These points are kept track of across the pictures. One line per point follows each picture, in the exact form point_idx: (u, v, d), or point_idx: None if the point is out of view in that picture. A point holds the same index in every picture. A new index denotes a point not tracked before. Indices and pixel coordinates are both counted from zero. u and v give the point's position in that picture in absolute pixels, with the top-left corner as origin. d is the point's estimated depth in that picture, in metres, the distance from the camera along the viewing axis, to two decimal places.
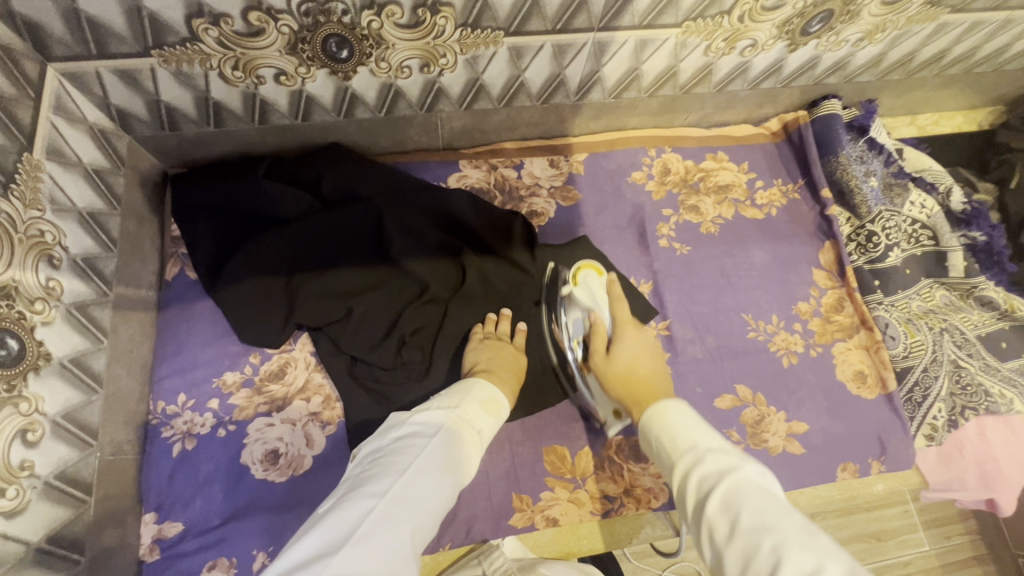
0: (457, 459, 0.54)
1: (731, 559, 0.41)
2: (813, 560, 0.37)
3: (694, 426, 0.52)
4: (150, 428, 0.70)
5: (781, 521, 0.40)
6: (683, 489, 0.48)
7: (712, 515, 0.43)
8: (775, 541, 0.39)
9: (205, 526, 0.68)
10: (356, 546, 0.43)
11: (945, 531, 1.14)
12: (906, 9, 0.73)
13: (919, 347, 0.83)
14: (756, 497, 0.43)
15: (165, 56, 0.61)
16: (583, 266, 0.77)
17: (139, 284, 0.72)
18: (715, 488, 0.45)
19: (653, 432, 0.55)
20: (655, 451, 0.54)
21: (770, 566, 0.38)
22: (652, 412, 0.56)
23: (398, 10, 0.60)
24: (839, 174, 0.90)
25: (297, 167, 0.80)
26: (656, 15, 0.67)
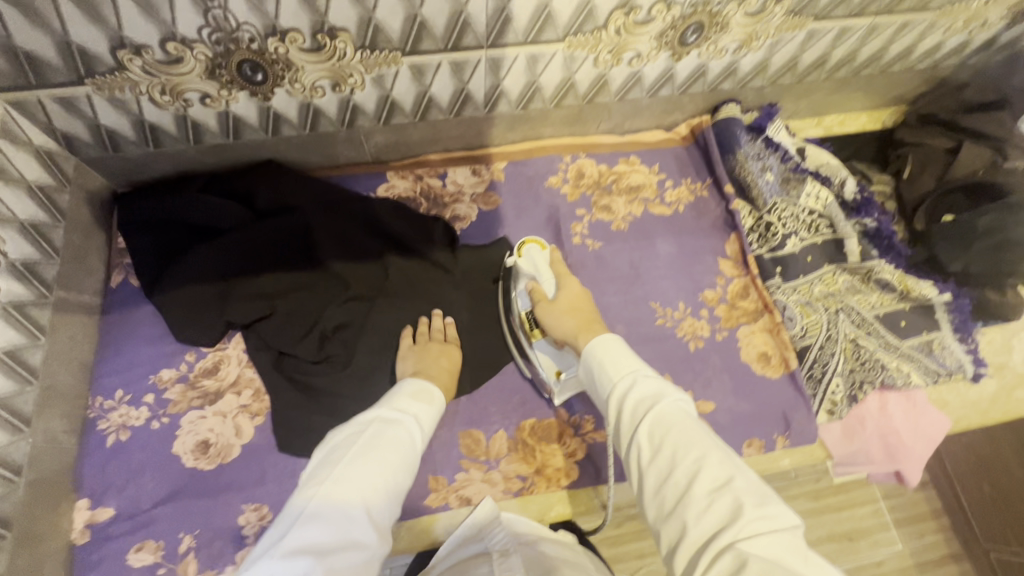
0: (397, 441, 0.58)
1: (651, 471, 0.51)
2: (725, 472, 0.48)
3: (628, 357, 0.61)
4: (87, 421, 0.76)
5: (702, 438, 0.50)
6: (620, 412, 0.57)
7: (645, 431, 0.53)
8: (698, 454, 0.49)
9: (135, 510, 0.73)
10: (306, 526, 0.47)
11: (919, 529, 1.16)
12: (770, 19, 0.82)
13: (816, 325, 0.88)
14: (682, 422, 0.52)
15: (98, 84, 0.69)
16: (526, 242, 0.82)
17: (83, 291, 0.79)
18: (648, 411, 0.54)
19: (595, 359, 0.63)
20: (595, 375, 0.62)
21: (690, 474, 0.48)
22: (597, 341, 0.64)
23: (299, 37, 0.68)
24: (737, 170, 0.97)
25: (231, 182, 0.88)
26: (537, 33, 0.75)
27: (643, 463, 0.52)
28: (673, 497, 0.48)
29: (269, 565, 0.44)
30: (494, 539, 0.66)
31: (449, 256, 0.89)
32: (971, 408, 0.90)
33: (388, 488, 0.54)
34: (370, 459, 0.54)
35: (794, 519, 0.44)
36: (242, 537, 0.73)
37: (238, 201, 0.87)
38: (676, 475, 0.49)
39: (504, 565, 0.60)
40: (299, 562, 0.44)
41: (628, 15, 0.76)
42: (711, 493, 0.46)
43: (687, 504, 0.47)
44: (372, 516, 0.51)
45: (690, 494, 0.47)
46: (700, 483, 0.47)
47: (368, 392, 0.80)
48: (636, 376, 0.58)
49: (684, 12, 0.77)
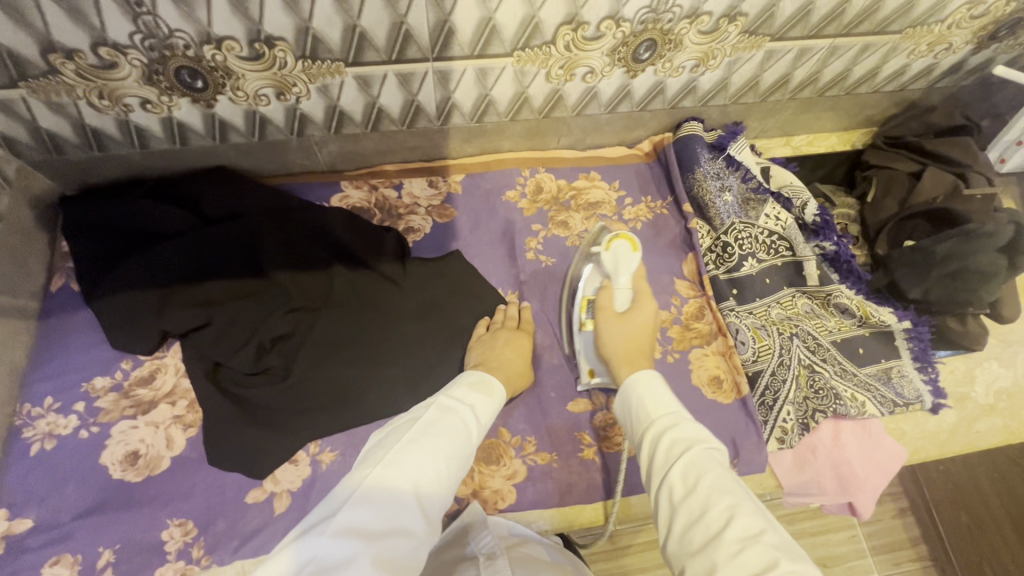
0: (452, 432, 0.57)
1: (682, 512, 0.50)
2: (759, 525, 0.46)
3: (668, 397, 0.61)
4: (14, 429, 0.74)
5: (736, 488, 0.49)
6: (655, 449, 0.56)
7: (680, 470, 0.52)
8: (733, 501, 0.47)
9: (54, 522, 0.71)
10: (357, 506, 0.46)
11: (895, 557, 1.12)
12: (725, 38, 0.81)
13: (767, 351, 0.86)
14: (719, 469, 0.51)
15: (34, 86, 0.68)
16: (620, 236, 0.80)
17: (18, 294, 0.78)
18: (685, 452, 0.53)
19: (635, 396, 0.63)
20: (633, 411, 0.62)
21: (723, 520, 0.47)
22: (638, 375, 0.65)
23: (236, 45, 0.67)
24: (696, 189, 0.95)
25: (179, 189, 0.87)
26: (483, 46, 0.74)
27: (673, 506, 0.51)
28: (703, 543, 0.47)
29: (315, 543, 0.43)
30: (482, 542, 0.65)
31: (398, 268, 0.88)
32: (930, 439, 0.87)
33: (440, 477, 0.53)
34: (423, 447, 0.53)
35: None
36: (163, 553, 0.71)
37: (185, 207, 0.86)
38: (707, 520, 0.47)
39: (491, 567, 0.59)
40: (346, 542, 0.43)
41: (576, 30, 0.75)
42: (741, 540, 0.45)
43: (716, 551, 0.45)
44: (421, 504, 0.49)
45: (722, 536, 0.46)
46: (731, 531, 0.46)
47: (305, 405, 0.79)
48: (678, 418, 0.57)
49: (635, 28, 0.76)
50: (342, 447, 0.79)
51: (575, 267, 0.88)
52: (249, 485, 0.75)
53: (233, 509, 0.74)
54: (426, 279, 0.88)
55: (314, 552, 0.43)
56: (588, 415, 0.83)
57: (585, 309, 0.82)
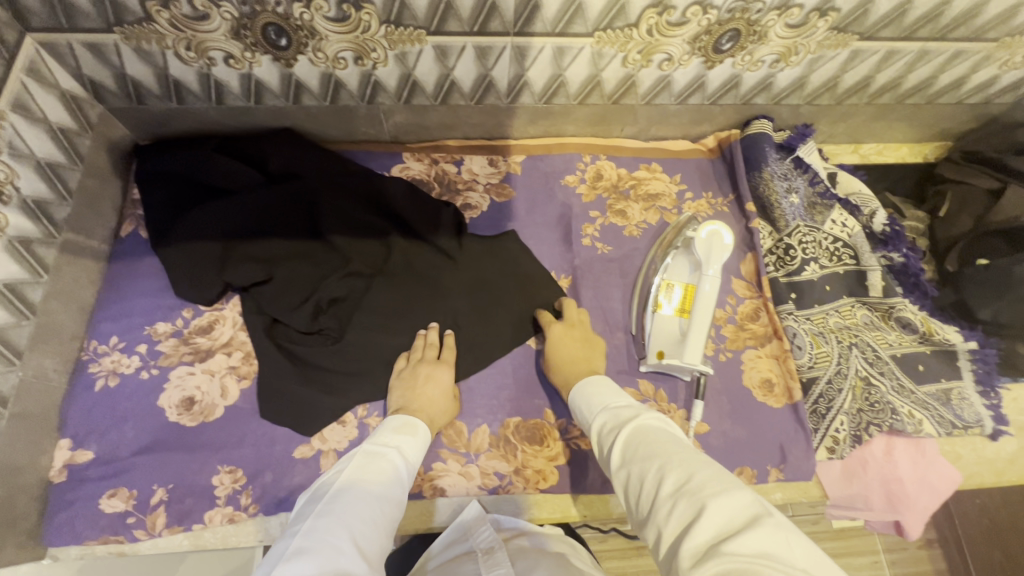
0: (382, 475, 0.57)
1: (629, 490, 0.51)
2: (686, 472, 0.47)
3: (607, 394, 0.65)
4: (80, 363, 0.77)
5: (668, 448, 0.51)
6: (602, 444, 0.59)
7: (621, 449, 0.54)
8: (659, 462, 0.49)
9: (113, 457, 0.73)
10: (298, 554, 0.44)
11: None
12: (812, 33, 0.78)
13: (825, 358, 0.84)
14: (650, 435, 0.53)
15: (127, 33, 0.70)
16: (715, 224, 0.75)
17: (91, 236, 0.80)
18: (620, 436, 0.56)
19: (581, 401, 0.68)
20: (581, 416, 0.67)
21: (657, 482, 0.48)
22: (584, 380, 0.71)
23: (325, 5, 0.68)
24: (762, 188, 0.93)
25: (247, 146, 0.88)
26: (565, 24, 0.74)
27: (623, 488, 0.52)
28: (648, 509, 0.48)
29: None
30: (480, 536, 0.65)
31: (452, 242, 0.87)
32: (986, 465, 0.83)
33: (379, 520, 0.52)
34: (354, 494, 0.52)
35: (764, 504, 0.42)
36: (213, 497, 0.73)
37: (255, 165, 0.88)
38: (647, 488, 0.49)
39: (490, 560, 0.58)
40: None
41: (661, 14, 0.73)
42: (671, 494, 0.46)
43: (658, 513, 0.46)
44: (364, 547, 0.47)
45: (657, 499, 0.47)
46: (664, 488, 0.47)
47: (357, 368, 0.80)
48: (613, 410, 0.61)
49: (722, 17, 0.74)
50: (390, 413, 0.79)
51: (655, 256, 0.87)
52: (297, 440, 0.77)
53: (281, 462, 0.75)
54: (483, 255, 0.88)
55: None
56: None
57: (665, 291, 0.81)
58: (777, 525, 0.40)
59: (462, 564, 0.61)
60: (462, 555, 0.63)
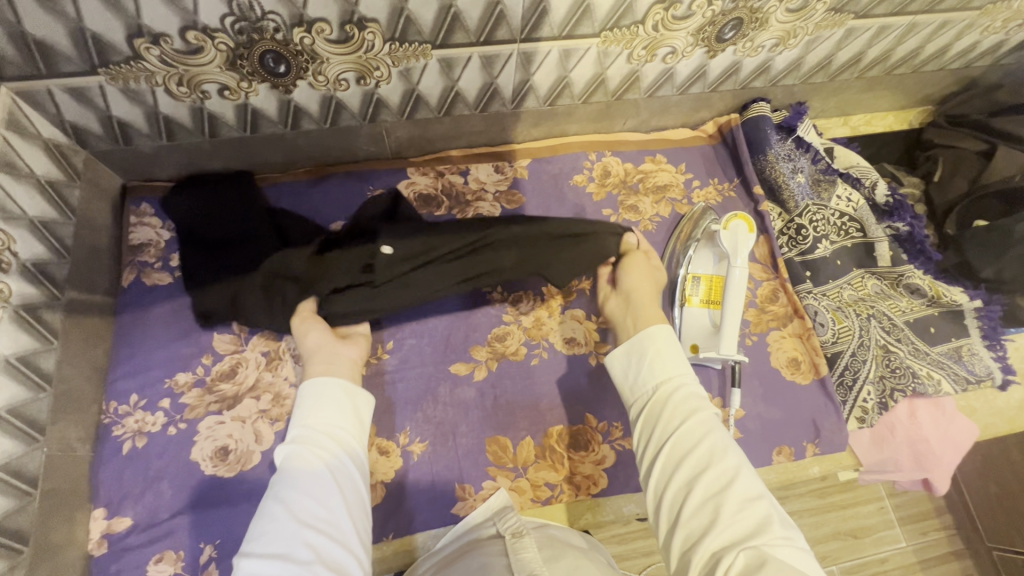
0: (315, 427, 0.60)
1: (684, 473, 0.52)
2: (760, 489, 0.49)
3: (677, 358, 0.62)
4: (102, 427, 0.73)
5: (738, 453, 0.52)
6: (664, 408, 0.58)
7: (689, 433, 0.54)
8: (737, 466, 0.51)
9: (153, 520, 0.70)
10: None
11: (921, 527, 1.15)
12: (811, 16, 0.79)
13: (847, 332, 0.87)
14: (719, 436, 0.53)
15: (113, 74, 0.65)
16: (737, 215, 0.77)
17: (92, 290, 0.76)
18: (695, 415, 0.55)
19: (652, 346, 0.64)
20: (639, 365, 0.64)
21: (727, 482, 0.49)
22: (655, 326, 0.66)
23: (327, 27, 0.65)
24: (768, 171, 0.95)
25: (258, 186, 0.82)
26: (573, 26, 0.72)
27: (675, 461, 0.53)
28: (702, 496, 0.49)
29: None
30: (506, 521, 0.65)
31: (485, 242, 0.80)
32: (1000, 416, 0.88)
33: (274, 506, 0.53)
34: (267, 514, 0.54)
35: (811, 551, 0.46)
36: None
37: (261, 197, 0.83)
38: (711, 476, 0.50)
39: (517, 543, 0.58)
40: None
41: (667, 9, 0.73)
42: (743, 501, 0.47)
43: (719, 503, 0.48)
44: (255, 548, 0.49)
45: (724, 495, 0.48)
46: (735, 491, 0.48)
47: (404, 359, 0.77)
48: (683, 384, 0.60)
49: (725, 7, 0.74)
50: (433, 437, 0.78)
51: (675, 248, 0.89)
52: None
53: None
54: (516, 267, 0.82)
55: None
56: None
57: (690, 284, 0.82)
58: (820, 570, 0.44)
59: (489, 546, 0.61)
60: (488, 538, 0.64)
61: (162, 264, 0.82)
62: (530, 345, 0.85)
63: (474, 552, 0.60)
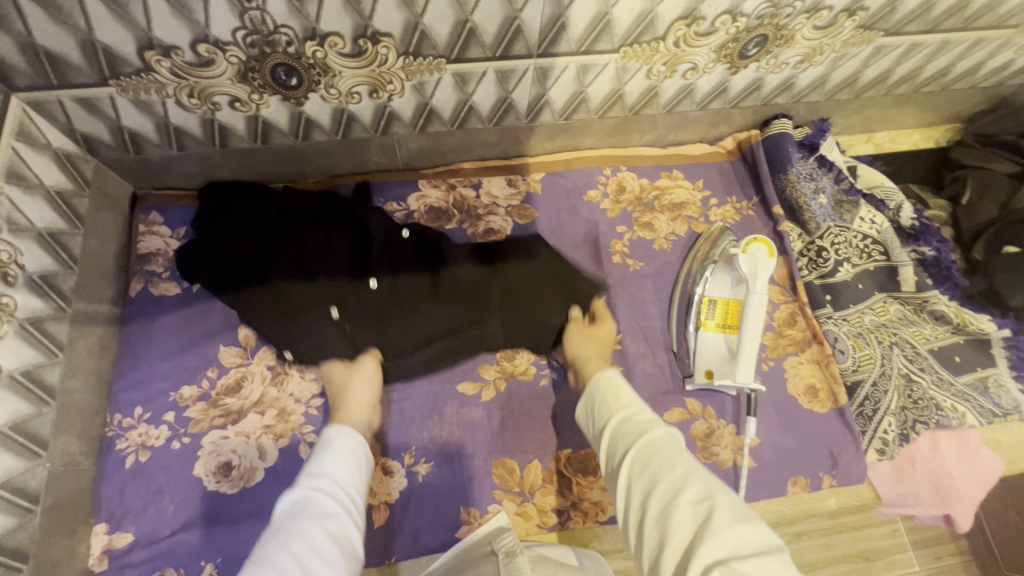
0: (334, 478, 0.60)
1: (637, 489, 0.51)
2: (708, 488, 0.47)
3: (628, 391, 0.62)
4: (106, 440, 0.72)
5: (688, 459, 0.50)
6: (615, 436, 0.58)
7: (637, 448, 0.53)
8: (685, 471, 0.49)
9: (154, 537, 0.69)
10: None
11: (937, 551, 1.09)
12: (839, 33, 0.77)
13: (869, 360, 0.84)
14: (669, 448, 0.52)
15: (123, 85, 0.65)
16: (757, 239, 0.74)
17: (99, 301, 0.75)
18: (643, 433, 0.55)
19: (599, 388, 0.64)
20: (595, 402, 0.63)
21: (676, 490, 0.47)
22: (604, 371, 0.66)
23: (340, 41, 0.63)
24: (789, 190, 0.92)
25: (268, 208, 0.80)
26: (592, 42, 0.70)
27: (630, 487, 0.52)
28: (654, 514, 0.47)
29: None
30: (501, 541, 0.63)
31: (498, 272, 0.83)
32: None
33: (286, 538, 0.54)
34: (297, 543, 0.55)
35: (780, 543, 0.42)
36: None
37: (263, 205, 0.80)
38: (660, 489, 0.49)
39: (510, 566, 0.56)
40: None
41: (690, 26, 0.70)
42: (690, 506, 0.46)
43: (669, 521, 0.46)
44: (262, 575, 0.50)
45: (674, 504, 0.47)
46: (684, 496, 0.47)
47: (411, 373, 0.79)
48: (634, 409, 0.59)
49: (750, 24, 0.72)
50: (439, 457, 0.77)
51: (691, 268, 0.86)
52: None
53: None
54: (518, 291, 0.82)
55: None
56: (685, 426, 0.79)
57: (706, 307, 0.81)
58: (787, 564, 0.40)
59: (482, 566, 0.59)
60: (482, 557, 0.62)
61: (169, 273, 0.81)
62: (540, 365, 0.83)
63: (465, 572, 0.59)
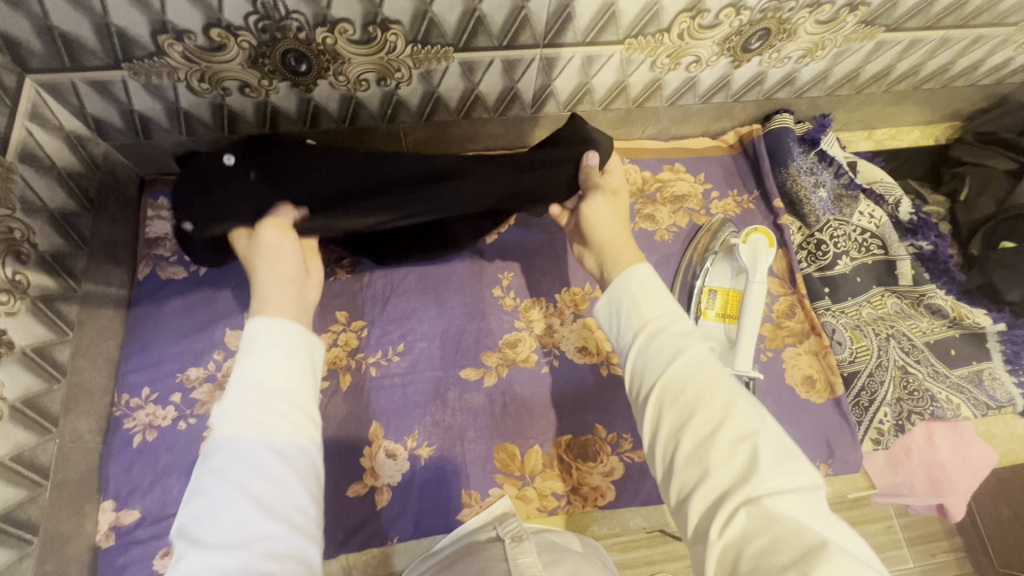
0: (265, 384, 0.48)
1: (669, 418, 0.47)
2: (751, 423, 0.44)
3: (656, 301, 0.54)
4: (113, 420, 0.73)
5: (728, 386, 0.47)
6: (642, 355, 0.52)
7: (668, 377, 0.49)
8: (726, 403, 0.46)
9: (160, 515, 0.70)
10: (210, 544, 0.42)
11: (930, 548, 1.12)
12: (841, 28, 0.78)
13: (865, 352, 0.85)
14: (707, 373, 0.48)
15: (135, 68, 0.66)
16: (757, 230, 0.76)
17: (108, 283, 0.76)
18: (676, 360, 0.49)
19: (623, 294, 0.55)
20: (614, 313, 0.56)
21: (717, 422, 0.45)
22: (631, 271, 0.57)
23: (350, 28, 0.65)
24: (789, 184, 0.94)
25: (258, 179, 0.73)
26: (597, 33, 0.71)
27: (659, 413, 0.48)
28: (690, 447, 0.45)
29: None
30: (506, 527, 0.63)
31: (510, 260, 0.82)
32: (1020, 442, 0.85)
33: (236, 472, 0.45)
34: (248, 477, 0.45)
35: (815, 481, 0.42)
36: None
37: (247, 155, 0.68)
38: (698, 420, 0.45)
39: (516, 549, 0.56)
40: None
41: (694, 18, 0.71)
42: (732, 444, 0.43)
43: (709, 456, 0.44)
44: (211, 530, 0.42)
45: (713, 439, 0.44)
46: (726, 430, 0.44)
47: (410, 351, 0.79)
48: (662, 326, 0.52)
49: (754, 17, 0.73)
50: (440, 441, 0.78)
51: (691, 260, 0.87)
52: (350, 478, 0.75)
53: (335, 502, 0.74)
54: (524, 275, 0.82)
55: None
56: None
57: (706, 297, 0.82)
58: (820, 501, 0.41)
59: (488, 549, 0.59)
60: (486, 542, 0.62)
61: (176, 257, 0.82)
62: (541, 353, 0.84)
63: (471, 557, 0.59)
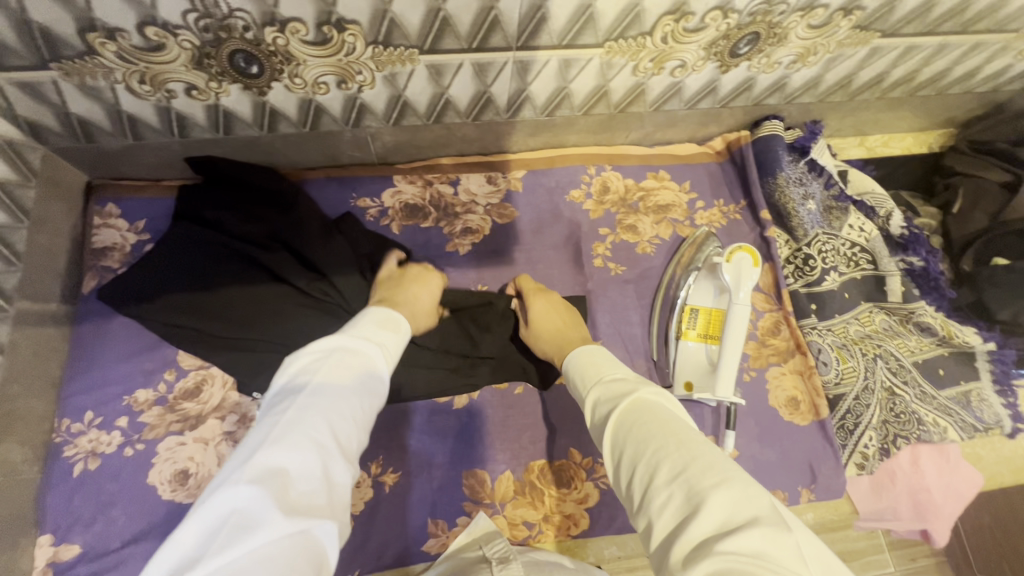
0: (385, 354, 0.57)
1: (621, 468, 0.47)
2: (685, 459, 0.42)
3: (607, 364, 0.59)
4: (53, 446, 0.69)
5: (668, 426, 0.46)
6: (593, 411, 0.54)
7: (615, 419, 0.49)
8: (660, 442, 0.44)
9: (102, 549, 0.65)
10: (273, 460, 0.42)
11: (911, 552, 1.02)
12: (834, 32, 0.73)
13: (851, 373, 0.82)
14: (654, 410, 0.48)
15: (66, 69, 0.60)
16: (741, 248, 0.72)
17: (48, 299, 0.71)
18: (617, 408, 0.50)
19: (575, 366, 0.62)
20: (573, 382, 0.61)
21: (654, 464, 0.43)
22: (575, 351, 0.65)
23: (302, 28, 0.59)
24: (777, 195, 0.90)
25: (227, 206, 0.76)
26: (574, 35, 0.66)
27: (615, 463, 0.48)
28: (639, 491, 0.44)
29: (226, 499, 0.40)
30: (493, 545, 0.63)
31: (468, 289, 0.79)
32: (1006, 464, 0.83)
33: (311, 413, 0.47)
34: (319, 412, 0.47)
35: (765, 507, 0.38)
36: None
37: (252, 219, 0.76)
38: (640, 469, 0.44)
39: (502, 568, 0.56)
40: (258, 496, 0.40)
41: (678, 21, 0.67)
42: (669, 481, 0.41)
43: (650, 498, 0.42)
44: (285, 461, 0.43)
45: (653, 484, 0.42)
46: (662, 471, 0.42)
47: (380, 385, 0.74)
48: (605, 380, 0.56)
49: (742, 20, 0.68)
50: (405, 468, 0.74)
51: (674, 274, 0.83)
52: None
53: None
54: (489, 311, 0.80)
55: (239, 505, 0.39)
56: None
57: (688, 317, 0.78)
58: (776, 531, 0.36)
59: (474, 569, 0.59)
60: (474, 561, 0.61)
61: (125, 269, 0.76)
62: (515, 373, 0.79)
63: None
